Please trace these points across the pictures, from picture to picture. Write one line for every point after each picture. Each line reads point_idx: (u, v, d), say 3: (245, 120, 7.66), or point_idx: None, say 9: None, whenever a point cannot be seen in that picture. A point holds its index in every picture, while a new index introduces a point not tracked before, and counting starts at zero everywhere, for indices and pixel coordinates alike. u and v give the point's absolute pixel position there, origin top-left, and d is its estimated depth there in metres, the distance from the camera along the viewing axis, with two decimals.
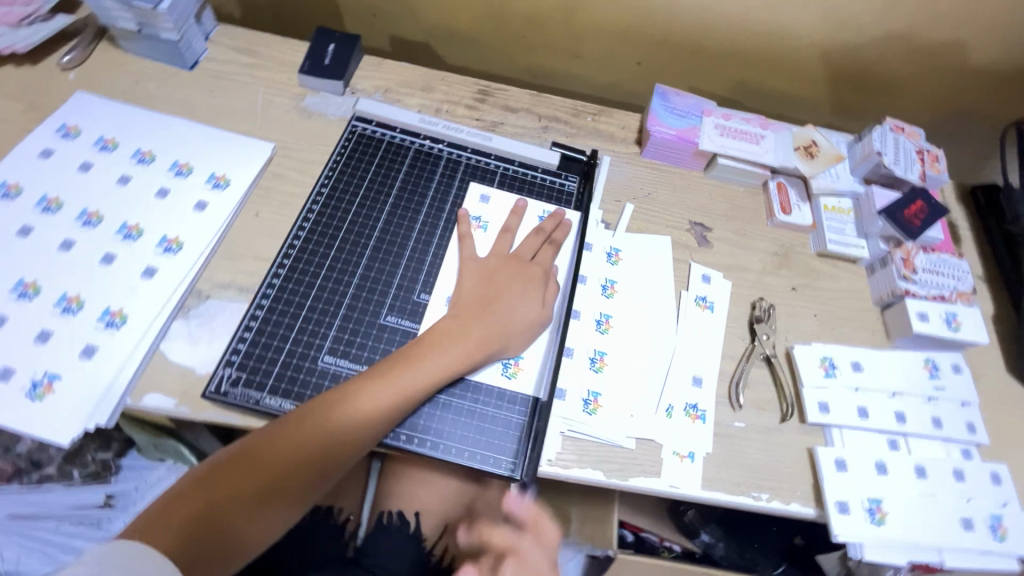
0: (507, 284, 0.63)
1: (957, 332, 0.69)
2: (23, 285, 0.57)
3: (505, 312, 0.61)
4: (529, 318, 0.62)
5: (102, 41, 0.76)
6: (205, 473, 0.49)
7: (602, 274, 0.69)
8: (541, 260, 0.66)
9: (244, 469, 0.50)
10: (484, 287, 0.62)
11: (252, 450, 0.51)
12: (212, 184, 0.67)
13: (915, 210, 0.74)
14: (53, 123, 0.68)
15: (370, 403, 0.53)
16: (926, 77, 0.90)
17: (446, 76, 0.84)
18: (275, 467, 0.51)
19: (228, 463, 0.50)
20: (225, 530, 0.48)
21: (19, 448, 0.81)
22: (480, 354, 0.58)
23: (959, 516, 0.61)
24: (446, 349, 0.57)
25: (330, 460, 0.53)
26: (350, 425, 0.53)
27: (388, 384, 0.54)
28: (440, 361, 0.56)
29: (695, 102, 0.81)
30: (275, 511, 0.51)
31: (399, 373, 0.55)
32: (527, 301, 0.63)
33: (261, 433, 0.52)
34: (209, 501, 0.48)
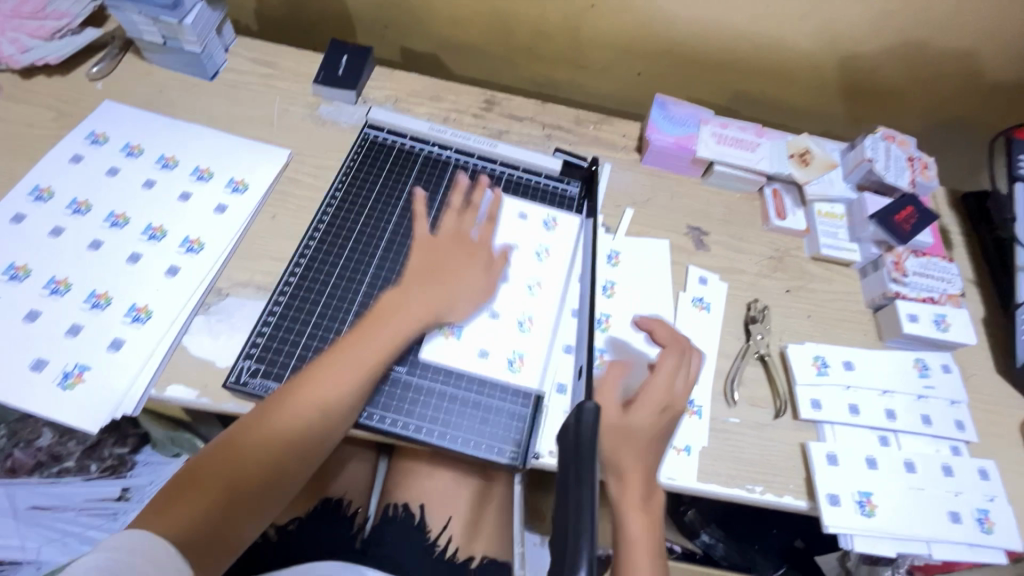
0: (448, 256, 0.65)
1: (945, 333, 0.72)
2: (55, 282, 0.61)
3: (449, 282, 0.63)
4: (473, 286, 0.64)
5: (127, 53, 0.81)
6: (191, 469, 0.52)
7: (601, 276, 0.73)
8: (485, 234, 0.68)
9: (229, 461, 0.52)
10: (427, 258, 0.65)
11: (236, 441, 0.54)
12: (231, 188, 0.71)
13: (905, 215, 0.77)
14: (82, 130, 0.72)
15: (332, 375, 0.56)
16: (917, 88, 0.93)
17: (453, 86, 0.87)
18: (257, 454, 0.53)
19: (212, 456, 0.53)
20: (218, 520, 0.50)
21: (40, 442, 0.88)
22: (425, 322, 0.61)
23: (947, 509, 0.63)
24: (390, 320, 0.60)
25: (308, 441, 0.56)
26: (319, 403, 0.56)
27: (343, 357, 0.57)
28: (390, 334, 0.59)
29: (693, 111, 0.84)
30: (268, 492, 0.54)
31: (354, 345, 0.58)
32: (474, 271, 0.65)
33: (245, 420, 0.55)
34: (200, 494, 0.50)
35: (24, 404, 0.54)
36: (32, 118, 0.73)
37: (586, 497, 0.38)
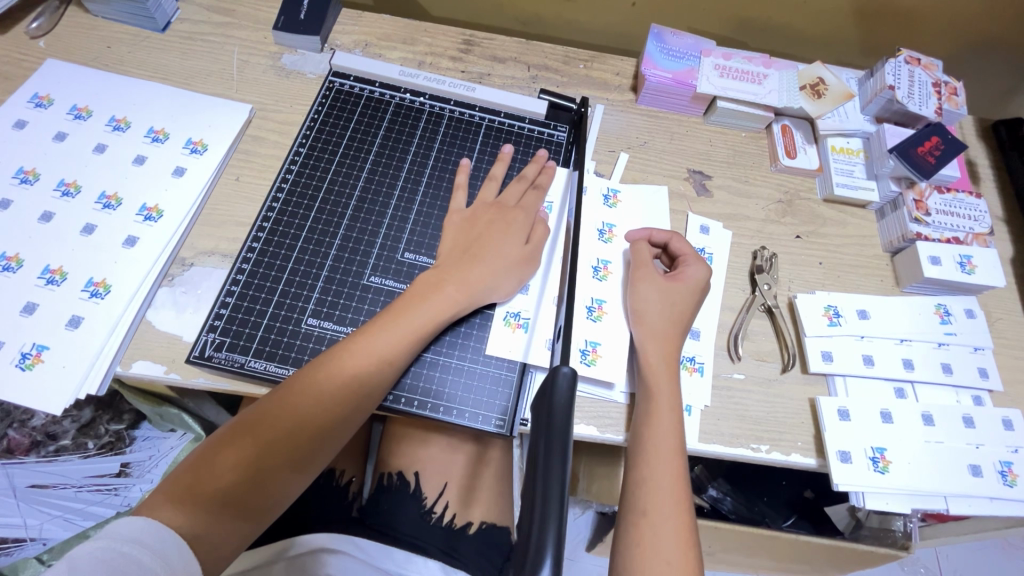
0: (493, 229, 0.61)
1: (971, 275, 0.66)
2: (6, 258, 0.57)
3: (483, 259, 0.58)
4: (514, 265, 0.59)
5: (70, 6, 0.74)
6: (207, 449, 0.48)
7: (600, 218, 0.67)
8: (526, 206, 0.63)
9: (247, 439, 0.49)
10: (465, 238, 0.60)
11: (249, 425, 0.50)
12: (189, 150, 0.65)
13: (929, 147, 0.69)
14: (25, 93, 0.66)
15: (363, 357, 0.52)
16: (945, 6, 0.83)
17: (428, 27, 0.79)
18: (279, 433, 0.50)
19: (231, 436, 0.49)
20: (238, 503, 0.47)
21: (33, 422, 0.83)
22: (467, 303, 0.57)
23: (968, 462, 0.59)
24: (433, 297, 0.56)
25: (337, 417, 0.52)
26: (355, 379, 0.52)
27: (377, 335, 0.53)
28: (428, 312, 0.55)
29: (693, 41, 0.76)
30: (286, 476, 0.50)
31: (386, 326, 0.54)
32: (521, 242, 0.61)
33: (262, 402, 0.51)
34: (215, 476, 0.47)
35: None
36: None
37: (555, 469, 0.35)
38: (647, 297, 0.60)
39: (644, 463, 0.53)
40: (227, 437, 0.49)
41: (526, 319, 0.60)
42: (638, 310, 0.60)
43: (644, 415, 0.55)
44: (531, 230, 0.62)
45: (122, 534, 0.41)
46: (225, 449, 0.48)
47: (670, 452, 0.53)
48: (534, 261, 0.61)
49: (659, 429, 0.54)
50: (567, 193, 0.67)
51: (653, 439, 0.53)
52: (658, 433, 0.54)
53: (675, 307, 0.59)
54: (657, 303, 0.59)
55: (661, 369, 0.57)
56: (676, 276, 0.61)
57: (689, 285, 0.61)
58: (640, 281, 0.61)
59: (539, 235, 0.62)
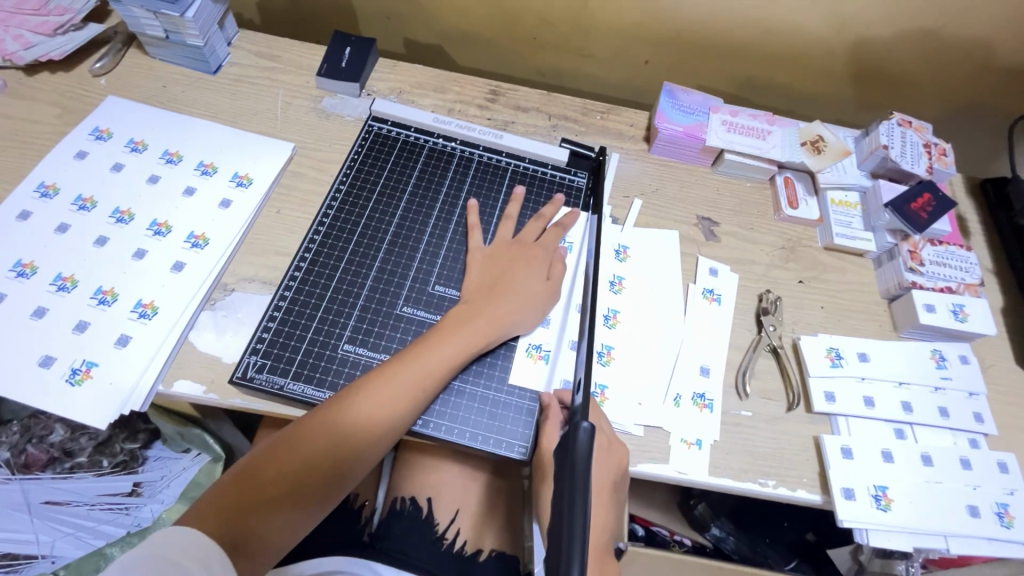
0: (518, 267, 0.65)
1: (964, 323, 0.70)
2: (61, 279, 0.61)
3: (511, 295, 0.63)
4: (537, 297, 0.64)
5: (130, 48, 0.80)
6: (252, 461, 0.52)
7: (610, 271, 0.71)
8: (550, 247, 0.68)
9: (288, 455, 0.52)
10: (492, 274, 0.65)
11: (288, 441, 0.53)
12: (236, 183, 0.70)
13: (922, 203, 0.75)
14: (87, 126, 0.72)
15: (397, 385, 0.55)
16: (935, 72, 0.90)
17: (458, 77, 0.86)
18: (318, 452, 0.53)
19: (273, 450, 0.53)
20: (276, 514, 0.50)
21: (52, 437, 0.87)
22: (495, 336, 0.61)
23: (966, 503, 0.62)
24: (463, 330, 0.60)
25: (373, 439, 0.55)
26: (389, 405, 0.55)
27: (413, 363, 0.57)
28: (460, 343, 0.59)
29: (703, 99, 0.82)
30: (321, 493, 0.53)
31: (419, 356, 0.57)
32: (545, 279, 0.65)
33: (303, 419, 0.54)
34: (259, 488, 0.51)
35: (32, 401, 0.55)
36: (36, 115, 0.73)
37: (578, 515, 0.39)
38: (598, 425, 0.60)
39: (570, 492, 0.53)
40: (269, 450, 0.53)
41: (548, 350, 0.64)
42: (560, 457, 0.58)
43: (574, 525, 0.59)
44: (553, 268, 0.67)
45: (168, 541, 0.45)
46: (268, 461, 0.52)
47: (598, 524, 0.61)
48: (557, 294, 0.65)
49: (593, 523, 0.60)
50: (587, 232, 0.72)
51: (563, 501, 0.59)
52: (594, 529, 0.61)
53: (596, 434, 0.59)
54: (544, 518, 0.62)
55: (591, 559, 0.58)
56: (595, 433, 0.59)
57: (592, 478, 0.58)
58: None
59: (558, 271, 0.67)
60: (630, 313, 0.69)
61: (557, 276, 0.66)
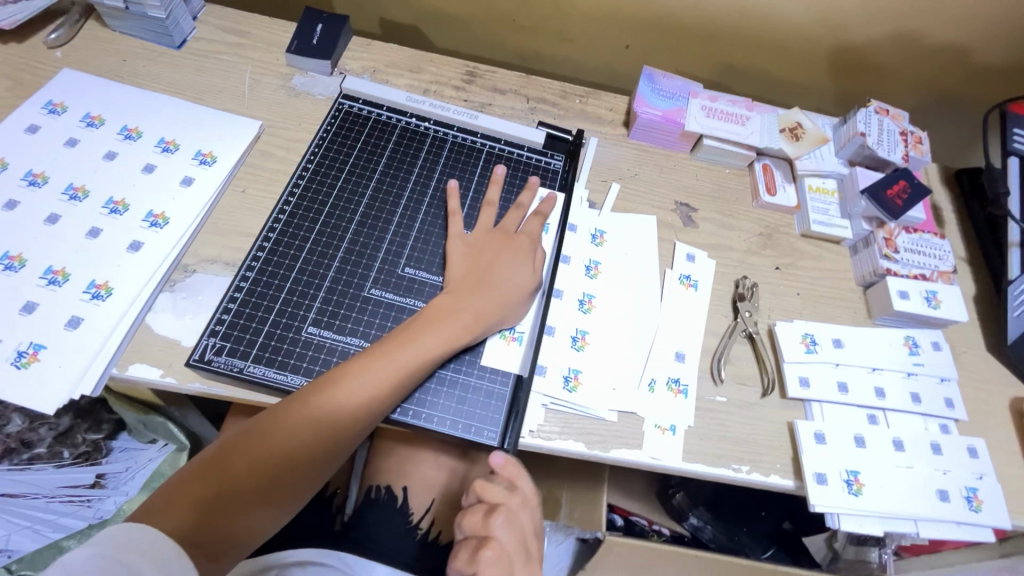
0: (498, 256, 0.63)
1: (937, 309, 0.70)
2: (9, 258, 0.58)
3: (490, 288, 0.61)
4: (521, 288, 0.62)
5: (89, 20, 0.76)
6: (221, 453, 0.50)
7: (586, 255, 0.70)
8: (532, 239, 0.66)
9: (259, 450, 0.50)
10: (472, 264, 0.63)
11: (260, 432, 0.51)
12: (199, 161, 0.68)
13: (897, 190, 0.74)
14: (40, 99, 0.68)
15: (376, 379, 0.53)
16: (913, 61, 0.90)
17: (434, 58, 0.84)
18: (291, 447, 0.51)
19: (244, 442, 0.51)
20: (245, 509, 0.49)
21: (9, 428, 0.77)
22: (478, 328, 0.59)
23: (936, 487, 0.62)
24: (445, 322, 0.57)
25: (349, 430, 0.53)
26: (368, 398, 0.53)
27: (389, 356, 0.54)
28: (439, 336, 0.57)
29: (682, 83, 0.82)
30: (295, 484, 0.52)
31: (399, 348, 0.55)
32: (524, 270, 0.63)
33: (278, 409, 0.52)
34: (228, 481, 0.49)
35: None
36: None
37: None
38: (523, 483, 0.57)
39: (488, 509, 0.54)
40: (240, 442, 0.51)
41: (520, 333, 0.63)
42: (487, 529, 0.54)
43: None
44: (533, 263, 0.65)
45: (122, 543, 0.41)
46: (238, 453, 0.50)
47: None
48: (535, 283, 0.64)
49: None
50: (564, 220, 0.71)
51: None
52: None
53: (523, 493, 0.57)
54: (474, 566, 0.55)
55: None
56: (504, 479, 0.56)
57: (507, 548, 0.53)
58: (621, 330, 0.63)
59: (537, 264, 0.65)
60: (607, 298, 0.68)
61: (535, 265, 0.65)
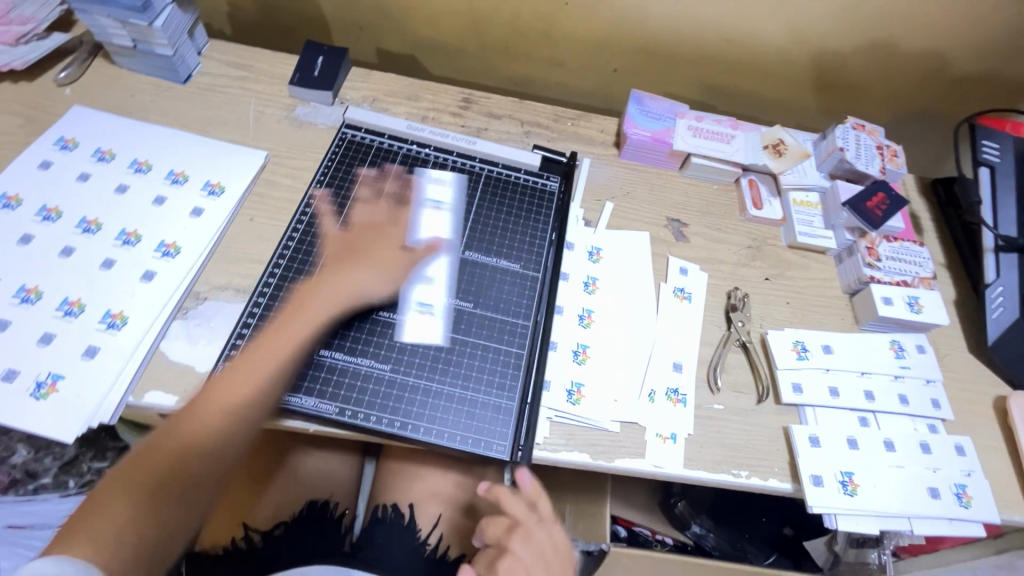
0: (362, 242, 0.66)
1: (919, 314, 0.73)
2: (25, 291, 0.60)
3: (369, 261, 0.64)
4: (386, 265, 0.65)
5: (97, 58, 0.79)
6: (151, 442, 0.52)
7: (583, 272, 0.73)
8: (399, 219, 0.69)
9: (186, 438, 0.52)
10: (346, 244, 0.66)
11: (182, 427, 0.52)
12: (207, 191, 0.70)
13: (876, 201, 0.78)
14: (51, 136, 0.70)
15: (241, 372, 0.55)
16: (886, 78, 0.95)
17: (431, 86, 0.87)
18: (214, 436, 0.53)
19: (167, 440, 0.52)
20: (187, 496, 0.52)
21: (14, 458, 0.85)
22: (350, 302, 0.61)
23: (926, 485, 0.64)
24: (307, 307, 0.60)
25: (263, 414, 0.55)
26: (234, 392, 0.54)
27: (271, 352, 0.56)
28: (347, 307, 0.61)
29: (669, 105, 0.85)
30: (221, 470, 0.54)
31: (265, 346, 0.56)
32: (394, 250, 0.66)
33: (201, 403, 0.54)
34: (152, 479, 0.50)
35: None
36: None
37: None
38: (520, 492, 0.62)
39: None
40: (163, 441, 0.52)
41: (433, 305, 0.65)
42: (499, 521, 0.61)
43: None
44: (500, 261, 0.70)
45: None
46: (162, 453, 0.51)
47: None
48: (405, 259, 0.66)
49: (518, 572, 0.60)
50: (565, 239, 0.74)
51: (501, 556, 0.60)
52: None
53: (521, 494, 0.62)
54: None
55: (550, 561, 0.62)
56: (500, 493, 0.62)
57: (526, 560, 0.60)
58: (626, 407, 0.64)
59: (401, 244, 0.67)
60: (606, 313, 0.70)
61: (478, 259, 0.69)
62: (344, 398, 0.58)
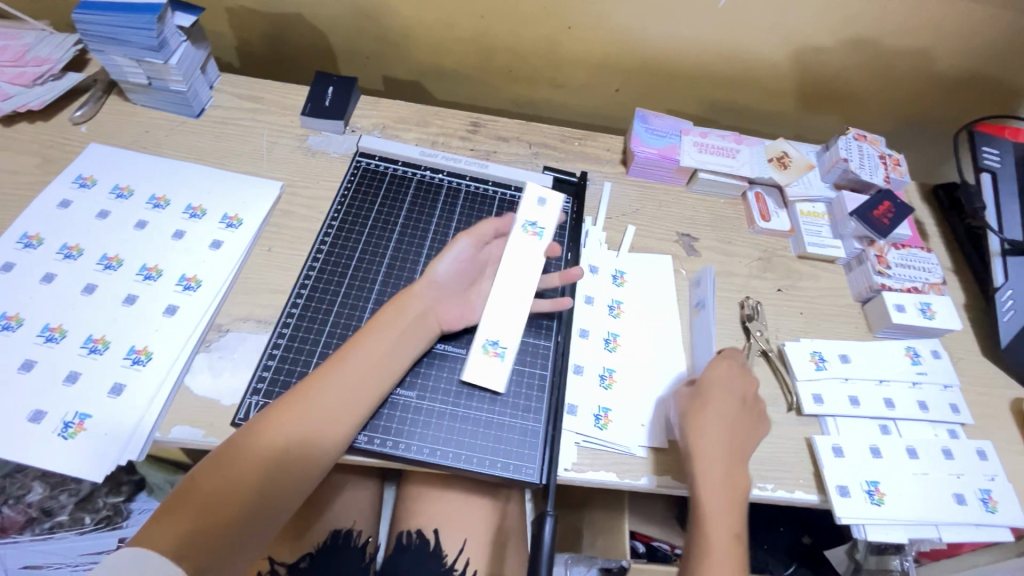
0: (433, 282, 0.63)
1: (932, 320, 0.74)
2: (49, 330, 0.60)
3: (378, 322, 0.60)
4: (405, 327, 0.61)
5: (111, 95, 0.80)
6: (206, 464, 0.49)
7: (609, 295, 0.74)
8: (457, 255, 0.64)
9: (234, 479, 0.49)
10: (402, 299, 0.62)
11: (234, 453, 0.50)
12: (226, 224, 0.71)
13: (882, 210, 0.80)
14: (70, 174, 0.71)
15: (296, 420, 0.53)
16: (882, 88, 0.97)
17: (439, 111, 0.89)
18: (269, 468, 0.51)
19: (220, 462, 0.50)
20: (262, 508, 0.50)
21: (30, 497, 0.83)
22: (349, 357, 0.57)
23: (951, 492, 0.64)
24: (343, 363, 0.57)
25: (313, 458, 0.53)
26: (287, 440, 0.52)
27: (298, 400, 0.54)
28: (383, 364, 0.58)
29: (673, 122, 0.87)
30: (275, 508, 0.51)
31: (305, 394, 0.54)
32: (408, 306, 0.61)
33: (265, 438, 0.52)
34: (218, 506, 0.48)
35: (22, 457, 0.53)
36: (16, 165, 0.72)
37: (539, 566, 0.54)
38: (720, 392, 0.62)
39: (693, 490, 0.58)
40: (216, 464, 0.49)
41: (503, 349, 0.64)
42: (696, 429, 0.60)
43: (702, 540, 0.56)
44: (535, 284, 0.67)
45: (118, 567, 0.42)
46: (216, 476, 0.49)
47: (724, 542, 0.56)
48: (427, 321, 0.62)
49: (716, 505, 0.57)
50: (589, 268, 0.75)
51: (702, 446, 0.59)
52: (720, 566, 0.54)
53: (735, 397, 0.63)
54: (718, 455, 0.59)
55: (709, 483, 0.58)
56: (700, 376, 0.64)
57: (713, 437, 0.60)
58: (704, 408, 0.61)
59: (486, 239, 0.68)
60: (631, 335, 0.71)
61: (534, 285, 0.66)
62: (372, 426, 0.59)
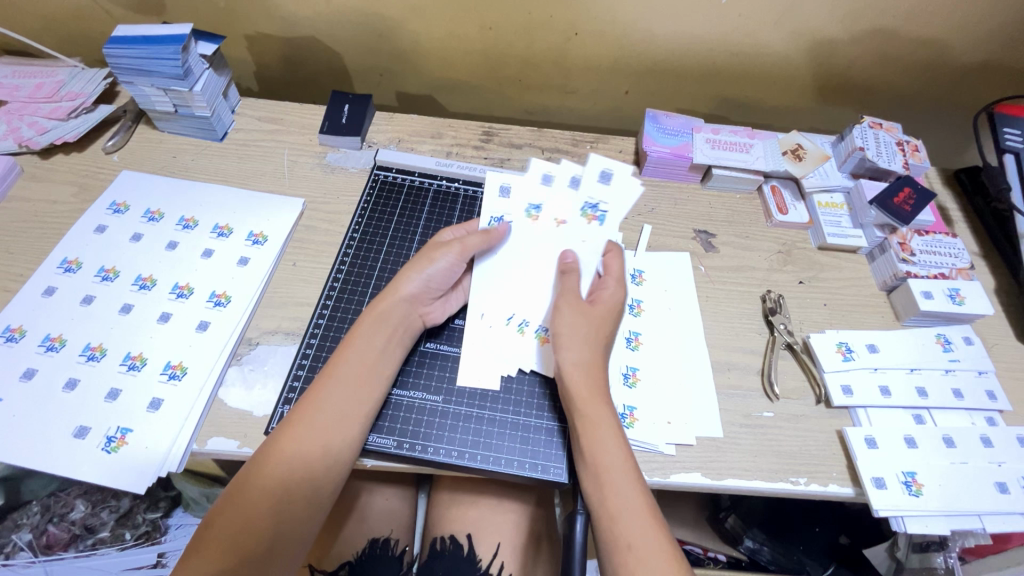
0: (411, 287, 0.63)
1: (962, 306, 0.72)
2: (90, 348, 0.63)
3: (357, 331, 0.61)
4: (383, 331, 0.61)
5: (140, 124, 0.84)
6: (227, 497, 0.52)
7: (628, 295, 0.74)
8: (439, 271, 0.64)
9: (251, 508, 0.51)
10: (376, 309, 0.62)
11: (248, 484, 0.52)
12: (252, 241, 0.73)
13: (904, 196, 0.78)
14: (105, 201, 0.75)
15: (297, 440, 0.54)
16: (896, 77, 0.96)
17: (452, 122, 0.90)
18: (284, 493, 0.53)
19: (235, 494, 0.52)
20: (284, 535, 0.52)
21: (73, 515, 0.87)
22: (337, 369, 0.58)
23: (993, 480, 0.63)
24: (332, 375, 0.58)
25: (322, 477, 0.54)
26: (293, 462, 0.53)
27: (298, 418, 0.55)
28: (370, 370, 0.59)
29: (684, 121, 0.87)
30: (298, 530, 0.53)
31: (302, 411, 0.55)
32: (384, 317, 0.61)
33: (272, 465, 0.53)
34: (239, 537, 0.50)
35: (69, 471, 0.55)
36: (54, 194, 0.76)
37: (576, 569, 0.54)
38: (570, 324, 0.61)
39: (588, 433, 0.56)
40: (233, 498, 0.52)
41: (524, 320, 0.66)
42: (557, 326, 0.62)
43: (597, 491, 0.54)
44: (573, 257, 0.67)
45: None
46: (233, 510, 0.51)
47: (625, 479, 0.54)
48: (404, 325, 0.63)
49: (601, 450, 0.55)
50: None
51: (565, 344, 0.60)
52: (621, 505, 0.53)
53: (594, 325, 0.61)
54: (572, 340, 0.60)
55: (605, 407, 0.57)
56: (596, 299, 0.64)
57: (562, 327, 0.61)
58: (563, 307, 0.63)
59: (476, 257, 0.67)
60: (653, 333, 0.71)
61: (570, 270, 0.66)
62: (401, 431, 0.60)
